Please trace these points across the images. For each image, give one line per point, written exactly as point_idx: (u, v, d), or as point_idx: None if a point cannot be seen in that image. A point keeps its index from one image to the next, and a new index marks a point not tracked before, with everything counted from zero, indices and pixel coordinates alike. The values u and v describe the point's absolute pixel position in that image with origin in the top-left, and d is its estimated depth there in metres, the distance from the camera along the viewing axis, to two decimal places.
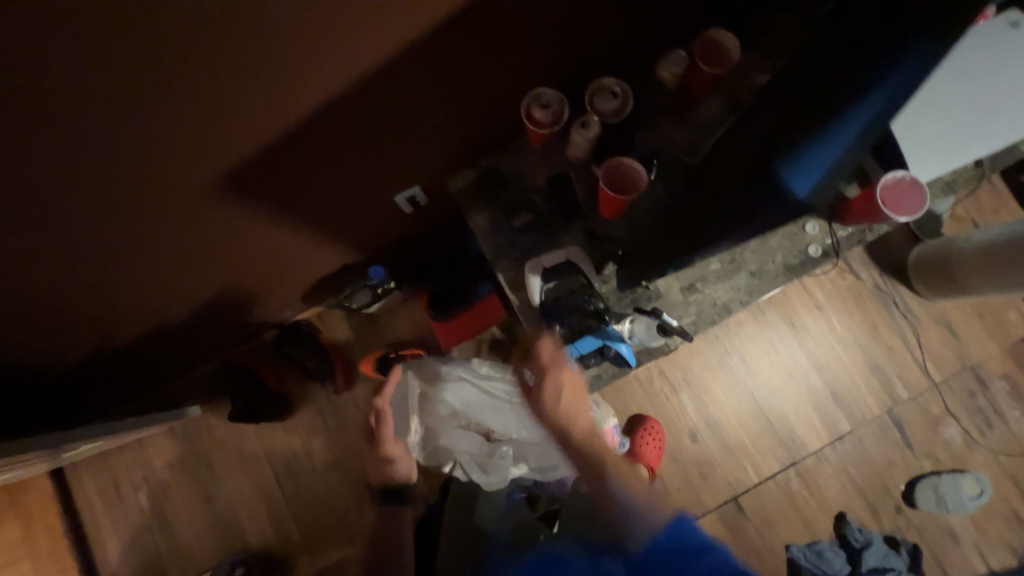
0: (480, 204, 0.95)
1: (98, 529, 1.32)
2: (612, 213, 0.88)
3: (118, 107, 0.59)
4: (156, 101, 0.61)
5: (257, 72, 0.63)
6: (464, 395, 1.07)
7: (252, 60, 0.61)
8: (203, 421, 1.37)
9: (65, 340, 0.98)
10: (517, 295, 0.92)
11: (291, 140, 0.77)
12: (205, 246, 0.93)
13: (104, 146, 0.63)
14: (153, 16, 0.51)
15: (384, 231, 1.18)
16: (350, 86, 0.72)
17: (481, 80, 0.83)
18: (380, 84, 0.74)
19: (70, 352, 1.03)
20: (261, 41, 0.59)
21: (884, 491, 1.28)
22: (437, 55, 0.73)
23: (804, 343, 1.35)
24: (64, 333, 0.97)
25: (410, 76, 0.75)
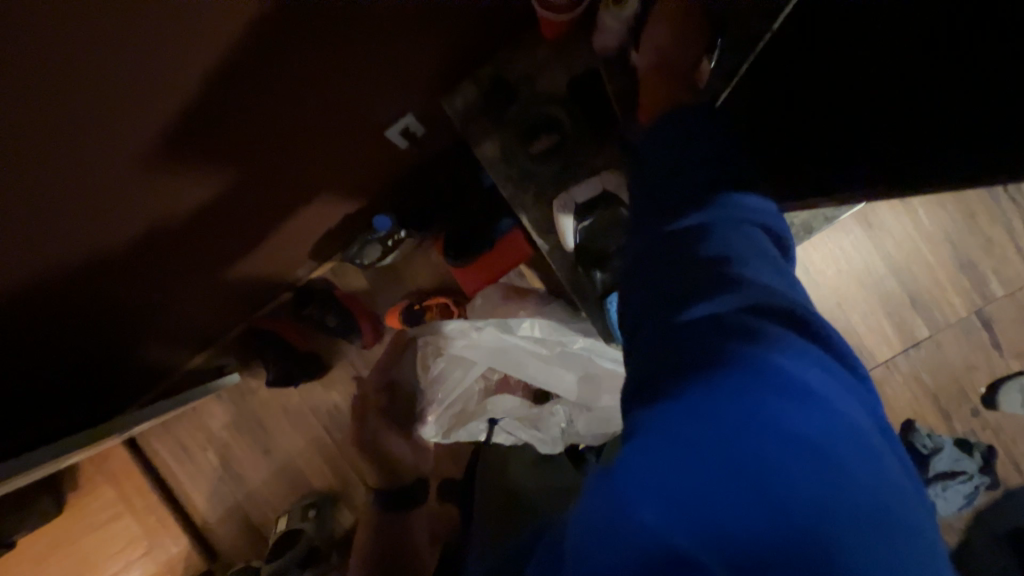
0: (489, 128, 0.78)
1: (178, 485, 1.44)
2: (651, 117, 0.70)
3: (54, 73, 0.50)
4: (58, 44, 0.47)
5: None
6: (497, 341, 0.98)
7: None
8: (245, 385, 1.39)
9: (96, 336, 0.97)
10: (546, 238, 0.77)
11: (264, 83, 0.65)
12: (198, 219, 0.84)
13: (62, 127, 0.55)
14: None
15: (382, 173, 1.02)
16: None
17: None
18: None
19: (104, 344, 1.01)
20: None
21: (961, 394, 1.18)
22: None
23: (880, 244, 1.16)
24: (104, 327, 0.96)
25: None
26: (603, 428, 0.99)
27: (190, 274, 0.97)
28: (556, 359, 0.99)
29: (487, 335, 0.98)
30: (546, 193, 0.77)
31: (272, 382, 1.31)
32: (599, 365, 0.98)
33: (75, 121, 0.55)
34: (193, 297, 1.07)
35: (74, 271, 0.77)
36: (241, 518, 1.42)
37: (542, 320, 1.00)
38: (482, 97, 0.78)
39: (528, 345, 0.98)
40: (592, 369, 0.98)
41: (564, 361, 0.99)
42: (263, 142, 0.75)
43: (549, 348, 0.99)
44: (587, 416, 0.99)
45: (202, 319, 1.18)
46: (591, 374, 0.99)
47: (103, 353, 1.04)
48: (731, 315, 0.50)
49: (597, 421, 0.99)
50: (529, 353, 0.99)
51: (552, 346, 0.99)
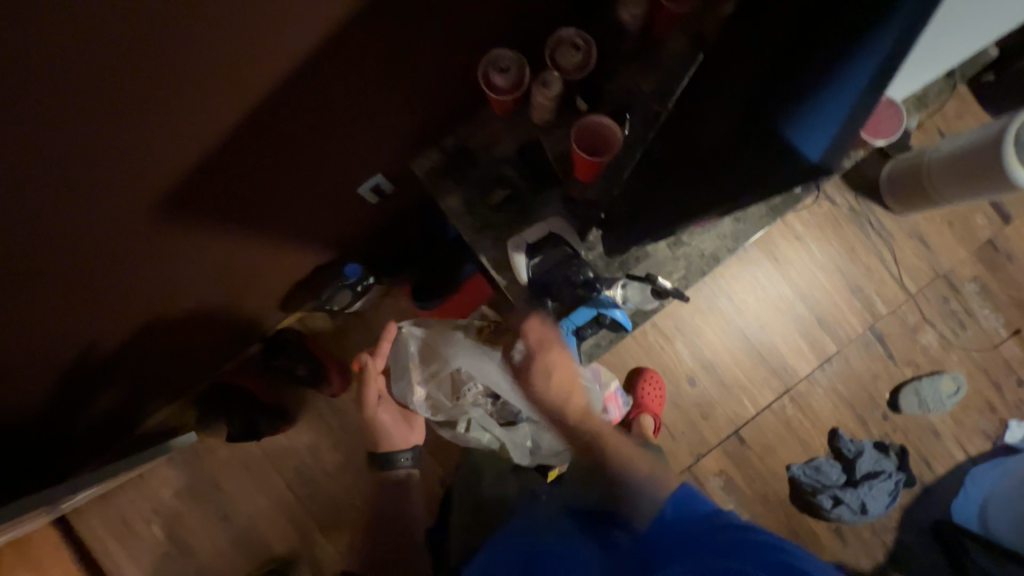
0: (451, 185, 0.91)
1: (117, 568, 1.30)
2: (587, 174, 0.84)
3: (87, 154, 0.57)
4: (90, 128, 0.55)
5: (217, 92, 0.61)
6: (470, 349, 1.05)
7: (170, 52, 0.53)
8: (201, 445, 1.33)
9: (51, 395, 0.94)
10: (503, 276, 0.89)
11: (264, 156, 0.75)
12: (176, 270, 0.87)
13: (81, 198, 0.62)
14: (104, 56, 0.50)
15: (353, 225, 1.12)
16: (312, 89, 0.70)
17: (432, 50, 0.77)
18: (343, 83, 0.72)
19: (58, 407, 0.98)
20: (221, 64, 0.58)
21: (871, 401, 1.36)
22: (389, 37, 0.70)
23: (787, 276, 1.38)
24: (64, 387, 0.94)
25: (365, 67, 0.72)
26: (566, 445, 1.08)
27: (163, 328, 1.00)
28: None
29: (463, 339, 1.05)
30: (502, 237, 0.90)
31: (233, 438, 1.28)
32: None
33: (82, 184, 0.60)
34: (160, 353, 1.07)
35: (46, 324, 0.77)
36: None
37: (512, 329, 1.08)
38: (444, 161, 0.91)
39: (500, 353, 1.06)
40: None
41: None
42: (254, 203, 0.84)
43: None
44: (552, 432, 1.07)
45: (163, 375, 1.16)
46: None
47: (54, 418, 1.00)
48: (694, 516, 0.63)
49: (561, 437, 1.08)
50: (501, 363, 1.06)
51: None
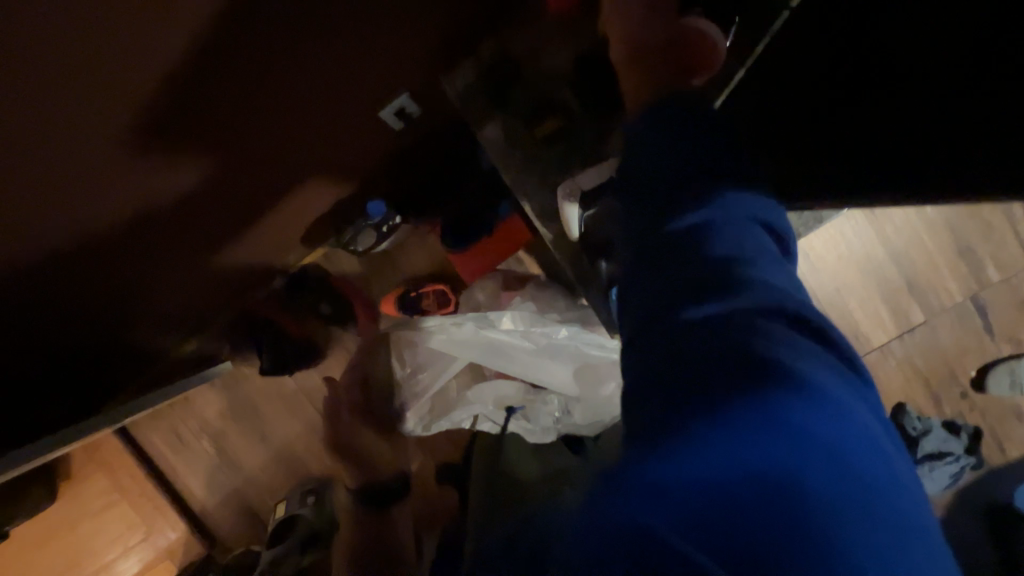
0: (492, 111, 0.76)
1: (173, 473, 1.42)
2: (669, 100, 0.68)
3: (35, 5, 0.46)
4: None
5: None
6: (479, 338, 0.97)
7: None
8: (238, 372, 1.36)
9: (88, 312, 0.94)
10: (549, 227, 0.76)
11: (257, 41, 0.62)
12: (191, 190, 0.80)
13: (48, 69, 0.52)
14: None
15: (375, 154, 0.98)
16: None
17: None
18: None
19: (91, 323, 0.98)
20: None
21: (951, 378, 1.20)
22: None
23: (881, 230, 1.16)
24: (93, 306, 0.93)
25: None
26: (597, 417, 1.01)
27: (185, 252, 0.94)
28: (545, 355, 0.98)
29: (469, 332, 0.97)
30: (550, 178, 0.75)
31: (266, 370, 1.26)
32: (588, 353, 0.98)
33: (12, 41, 0.48)
34: (184, 280, 1.03)
35: (60, 235, 0.73)
36: (240, 502, 1.42)
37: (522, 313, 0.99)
38: (480, 77, 0.76)
39: (514, 342, 0.97)
40: (584, 359, 0.98)
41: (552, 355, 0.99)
42: (256, 112, 0.71)
43: (535, 343, 0.98)
44: (583, 405, 1.00)
45: (197, 303, 1.16)
46: (581, 364, 0.99)
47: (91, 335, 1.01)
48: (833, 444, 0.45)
49: (593, 409, 1.01)
50: (515, 352, 0.97)
51: (538, 341, 0.98)
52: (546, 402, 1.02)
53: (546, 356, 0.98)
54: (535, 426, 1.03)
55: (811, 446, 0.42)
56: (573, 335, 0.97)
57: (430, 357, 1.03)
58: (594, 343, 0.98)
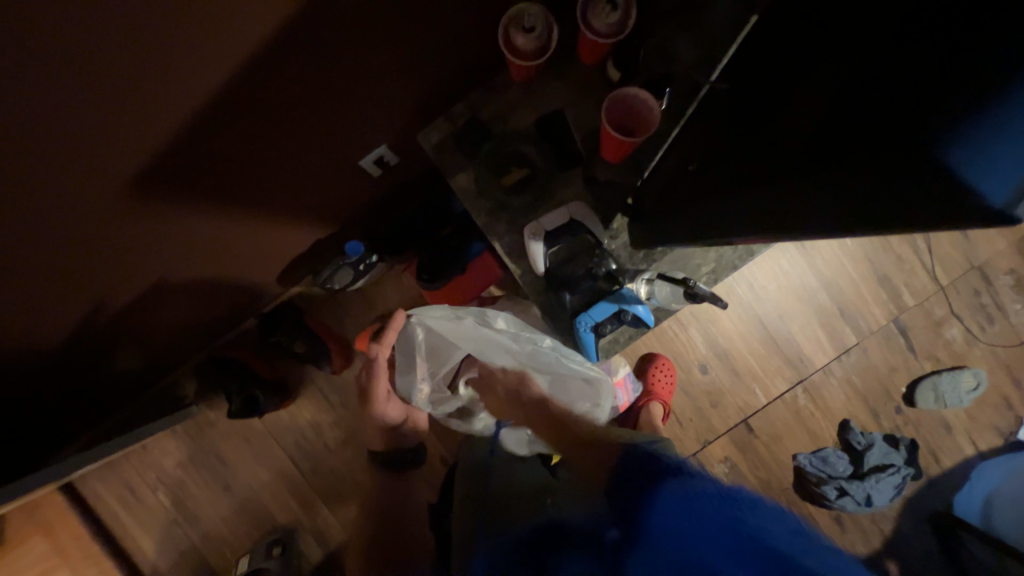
0: (465, 162, 0.85)
1: (123, 531, 1.33)
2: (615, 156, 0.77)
3: (61, 110, 0.53)
4: (64, 80, 0.50)
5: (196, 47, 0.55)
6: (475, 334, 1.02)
7: None
8: (203, 417, 1.32)
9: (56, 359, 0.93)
10: (518, 264, 0.83)
11: (252, 122, 0.69)
12: (178, 240, 0.84)
13: (62, 157, 0.58)
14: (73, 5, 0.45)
15: (354, 199, 1.04)
16: (305, 48, 0.63)
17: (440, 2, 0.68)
18: (339, 39, 0.65)
19: (54, 370, 0.97)
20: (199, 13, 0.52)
21: (885, 394, 1.33)
22: None
23: (813, 263, 1.30)
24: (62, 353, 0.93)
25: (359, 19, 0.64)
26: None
27: (162, 299, 0.97)
28: (530, 361, 1.02)
29: (466, 326, 1.02)
30: (518, 221, 0.84)
31: (233, 414, 1.22)
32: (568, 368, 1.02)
33: (35, 137, 0.54)
34: (156, 324, 1.04)
35: (41, 286, 0.75)
36: (198, 559, 1.33)
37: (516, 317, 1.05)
38: (453, 134, 0.85)
39: (503, 343, 1.01)
40: (563, 370, 1.02)
41: (535, 363, 1.02)
42: (245, 175, 0.78)
43: (523, 347, 1.02)
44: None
45: (167, 346, 1.15)
46: (560, 375, 1.02)
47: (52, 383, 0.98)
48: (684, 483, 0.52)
49: None
50: (504, 353, 1.02)
51: (526, 345, 1.02)
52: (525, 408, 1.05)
53: (531, 365, 1.01)
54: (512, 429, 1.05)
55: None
56: (558, 347, 1.01)
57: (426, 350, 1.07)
58: (576, 359, 1.01)
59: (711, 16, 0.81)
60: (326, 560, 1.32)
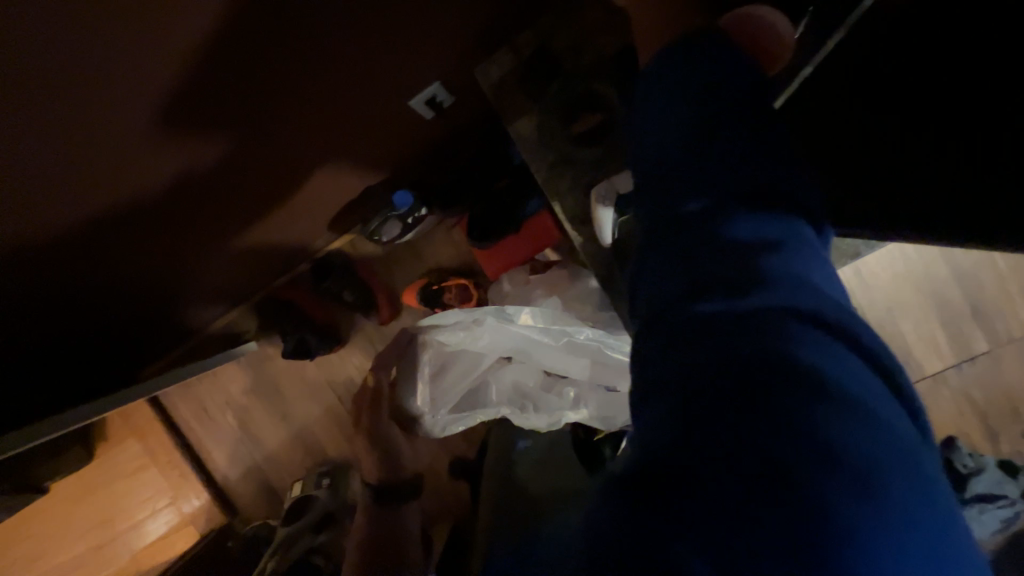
0: (527, 105, 0.72)
1: (199, 444, 1.48)
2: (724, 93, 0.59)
3: (99, 11, 0.49)
4: None
5: None
6: (499, 331, 0.94)
7: None
8: (264, 352, 1.39)
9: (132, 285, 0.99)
10: (581, 231, 0.72)
11: (296, 41, 0.63)
12: (229, 173, 0.82)
13: (108, 69, 0.55)
14: None
15: (404, 144, 0.96)
16: None
17: None
18: None
19: (132, 298, 1.03)
20: None
21: (1012, 414, 1.10)
22: None
23: (946, 249, 1.05)
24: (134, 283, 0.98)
25: None
26: (613, 419, 0.93)
27: (221, 238, 0.99)
28: (566, 349, 0.94)
29: (489, 322, 0.94)
30: (584, 179, 0.71)
31: (287, 353, 1.26)
32: (610, 355, 0.93)
33: (78, 44, 0.51)
34: (216, 262, 1.06)
35: (106, 213, 0.77)
36: (260, 477, 1.46)
37: (543, 310, 0.95)
38: (517, 67, 0.72)
39: (532, 336, 0.93)
40: (603, 359, 0.93)
41: (572, 351, 0.94)
42: (292, 105, 0.73)
43: (555, 338, 0.93)
44: (600, 400, 0.93)
45: (229, 282, 1.19)
46: (600, 362, 0.93)
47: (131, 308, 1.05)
48: (807, 311, 0.46)
49: (614, 409, 0.93)
50: (535, 347, 0.94)
51: (559, 336, 0.93)
52: (562, 398, 0.94)
53: (569, 353, 0.93)
54: (548, 422, 0.94)
55: (858, 465, 0.39)
56: (597, 334, 0.92)
57: (443, 354, 0.98)
58: (618, 344, 0.92)
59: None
60: (370, 496, 1.39)
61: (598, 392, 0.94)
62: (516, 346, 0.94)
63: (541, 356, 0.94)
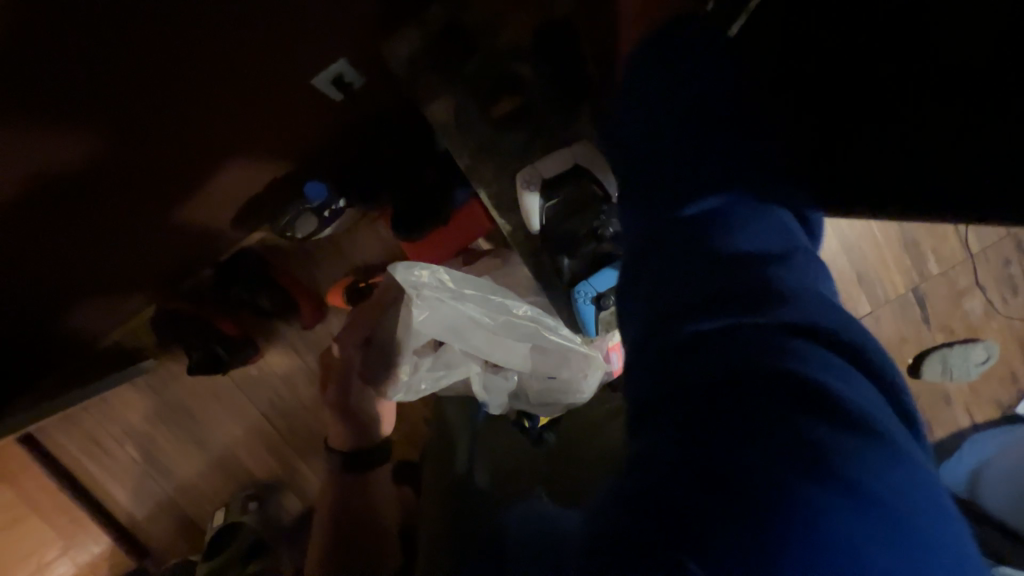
0: (444, 88, 0.68)
1: (93, 483, 1.28)
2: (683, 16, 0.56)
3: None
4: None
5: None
6: (443, 311, 0.84)
7: None
8: (166, 372, 1.22)
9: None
10: (508, 218, 0.70)
11: (186, 47, 0.61)
12: (95, 149, 0.68)
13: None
14: None
15: (313, 130, 0.88)
16: None
17: None
18: None
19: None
20: None
21: (891, 366, 1.26)
22: None
23: (836, 224, 1.17)
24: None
25: None
26: (555, 400, 0.94)
27: (114, 251, 0.90)
28: (507, 333, 0.88)
29: (437, 298, 0.84)
30: (509, 165, 0.69)
31: (194, 369, 1.13)
32: (547, 339, 0.90)
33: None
34: (104, 272, 0.94)
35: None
36: (174, 511, 1.30)
37: (482, 283, 0.89)
38: (429, 46, 0.67)
39: (473, 318, 0.85)
40: (543, 340, 0.90)
41: (512, 332, 0.88)
42: (188, 108, 0.70)
43: (495, 319, 0.87)
44: (542, 384, 0.92)
45: (113, 288, 1.02)
46: (541, 345, 0.91)
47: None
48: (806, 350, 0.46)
49: (550, 392, 0.93)
50: (476, 327, 0.86)
51: (498, 315, 0.88)
52: (506, 382, 0.92)
53: (512, 335, 0.88)
54: (495, 403, 0.92)
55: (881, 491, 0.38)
56: (535, 315, 0.89)
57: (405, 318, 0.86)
58: (556, 328, 0.90)
59: None
60: (306, 514, 1.29)
61: (540, 377, 0.92)
62: (461, 325, 0.85)
63: (481, 337, 0.87)
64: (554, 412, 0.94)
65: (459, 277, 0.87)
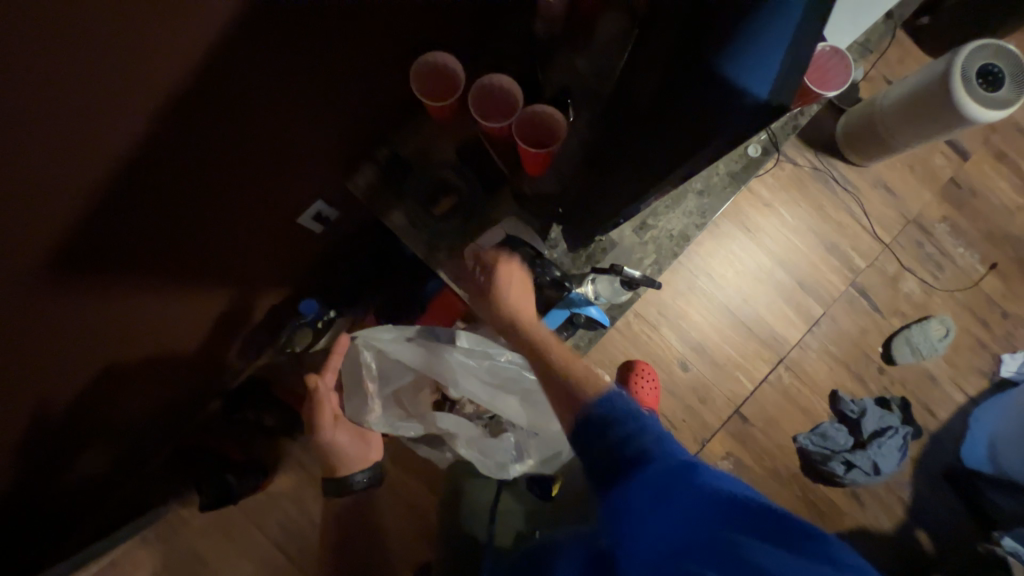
0: (397, 203, 0.86)
1: None
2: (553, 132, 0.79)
3: (67, 277, 0.65)
4: (71, 254, 0.63)
5: (169, 195, 0.69)
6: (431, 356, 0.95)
7: (99, 184, 0.59)
8: (177, 519, 1.23)
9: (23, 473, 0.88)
10: (466, 289, 0.84)
11: (213, 230, 0.82)
12: (124, 317, 0.80)
13: (74, 312, 0.70)
14: (73, 208, 0.59)
15: (300, 259, 1.06)
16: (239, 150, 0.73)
17: (337, 66, 0.75)
18: (261, 127, 0.73)
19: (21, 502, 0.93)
20: (161, 176, 0.66)
21: (865, 358, 1.33)
22: (294, 64, 0.68)
23: (762, 244, 1.35)
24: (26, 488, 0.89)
25: (269, 105, 0.71)
26: (553, 451, 1.01)
27: (135, 407, 1.00)
28: (495, 381, 0.98)
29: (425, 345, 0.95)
30: (459, 248, 0.85)
31: (207, 507, 1.15)
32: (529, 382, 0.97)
33: (48, 302, 0.66)
34: (124, 427, 1.03)
35: None
36: None
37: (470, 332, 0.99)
38: (381, 174, 0.87)
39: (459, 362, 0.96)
40: (525, 385, 0.97)
41: (497, 377, 0.98)
42: (210, 272, 0.89)
43: (481, 365, 0.97)
44: (537, 437, 1.00)
45: (128, 443, 1.09)
46: (526, 391, 0.98)
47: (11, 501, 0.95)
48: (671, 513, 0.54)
49: (546, 444, 1.00)
50: (465, 373, 0.96)
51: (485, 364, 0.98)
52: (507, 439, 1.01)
53: (496, 379, 0.97)
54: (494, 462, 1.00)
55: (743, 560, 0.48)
56: (515, 359, 0.97)
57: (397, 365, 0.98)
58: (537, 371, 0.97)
59: (592, 40, 0.90)
60: None
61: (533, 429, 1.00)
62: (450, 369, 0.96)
63: (471, 382, 0.97)
64: (552, 465, 1.01)
65: (449, 331, 0.99)
